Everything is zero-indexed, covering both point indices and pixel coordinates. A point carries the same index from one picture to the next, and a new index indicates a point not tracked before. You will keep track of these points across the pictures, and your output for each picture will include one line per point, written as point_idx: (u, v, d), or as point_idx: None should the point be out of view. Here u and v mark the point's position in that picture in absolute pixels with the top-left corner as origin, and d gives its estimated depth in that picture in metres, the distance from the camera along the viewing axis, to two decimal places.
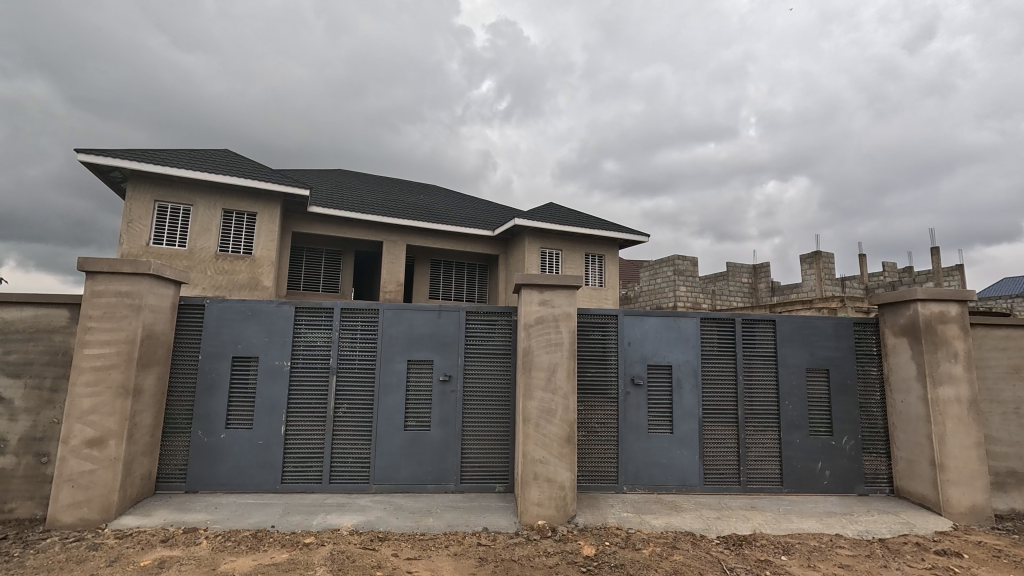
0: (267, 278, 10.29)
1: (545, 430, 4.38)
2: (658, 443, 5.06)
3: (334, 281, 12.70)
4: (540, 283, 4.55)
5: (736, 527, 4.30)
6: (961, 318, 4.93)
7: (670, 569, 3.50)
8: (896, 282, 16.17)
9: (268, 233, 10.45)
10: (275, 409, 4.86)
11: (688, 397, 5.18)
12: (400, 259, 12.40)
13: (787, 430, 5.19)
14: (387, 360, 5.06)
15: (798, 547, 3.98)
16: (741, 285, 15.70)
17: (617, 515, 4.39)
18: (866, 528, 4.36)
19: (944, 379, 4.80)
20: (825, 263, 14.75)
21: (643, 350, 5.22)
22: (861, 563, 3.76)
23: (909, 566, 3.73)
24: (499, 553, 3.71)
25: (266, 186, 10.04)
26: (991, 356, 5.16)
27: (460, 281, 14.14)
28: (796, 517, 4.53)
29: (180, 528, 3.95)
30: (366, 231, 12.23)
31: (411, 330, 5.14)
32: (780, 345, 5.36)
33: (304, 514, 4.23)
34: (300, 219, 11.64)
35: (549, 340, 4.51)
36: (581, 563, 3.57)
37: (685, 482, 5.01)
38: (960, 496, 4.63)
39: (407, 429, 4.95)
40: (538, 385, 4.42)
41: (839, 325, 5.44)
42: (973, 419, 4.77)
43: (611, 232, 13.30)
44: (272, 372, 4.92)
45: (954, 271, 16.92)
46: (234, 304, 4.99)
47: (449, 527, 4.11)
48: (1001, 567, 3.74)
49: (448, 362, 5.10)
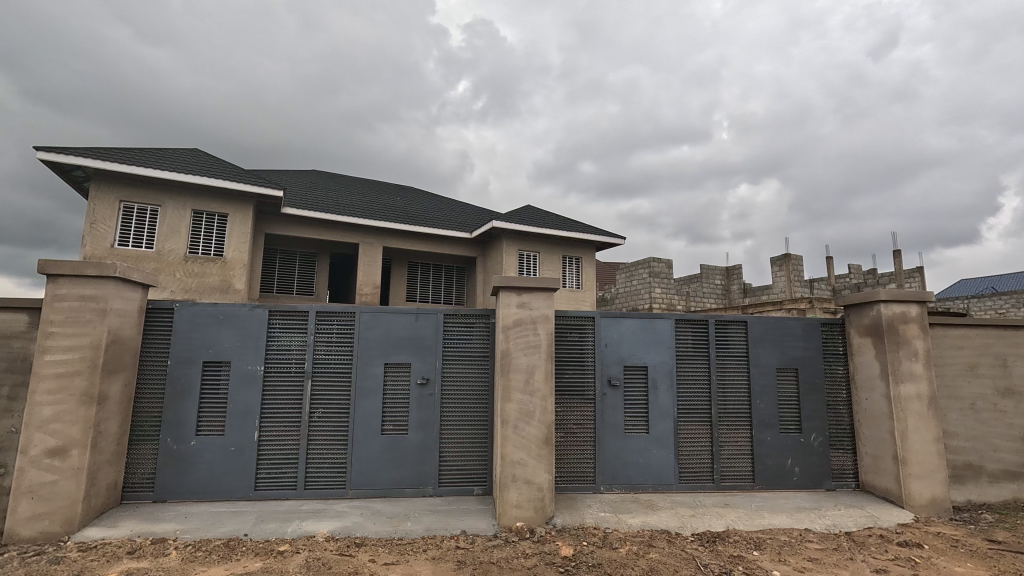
0: (239, 281, 10.08)
1: (523, 432, 4.39)
2: (635, 444, 5.13)
3: (309, 284, 12.50)
4: (517, 285, 4.57)
5: (710, 523, 4.40)
6: (921, 318, 5.14)
7: (646, 567, 3.56)
8: (861, 283, 16.78)
9: (240, 234, 10.22)
10: (248, 415, 4.76)
11: (663, 397, 5.26)
12: (376, 261, 12.26)
13: (759, 428, 5.33)
14: (364, 364, 5.01)
15: (769, 542, 4.09)
16: (714, 286, 16.07)
17: (595, 515, 4.44)
18: (834, 522, 4.51)
19: (905, 377, 5.00)
20: (794, 265, 15.23)
21: (619, 351, 5.29)
22: (829, 556, 3.88)
23: (874, 557, 3.86)
24: (477, 555, 3.71)
25: (237, 186, 9.82)
26: (950, 354, 5.39)
27: (438, 283, 14.08)
28: (767, 513, 4.65)
29: (147, 538, 3.83)
30: (342, 232, 12.06)
31: (388, 333, 5.10)
32: (752, 345, 5.51)
33: (278, 522, 4.16)
34: (274, 221, 11.41)
35: (527, 342, 4.53)
36: (559, 563, 3.59)
37: (661, 481, 5.09)
38: (921, 489, 4.83)
39: (385, 434, 4.91)
40: (516, 388, 4.44)
41: (808, 325, 5.62)
42: (932, 415, 4.98)
43: (588, 234, 13.45)
44: (245, 376, 4.82)
45: (914, 273, 17.59)
46: (206, 308, 4.88)
47: (427, 531, 4.09)
48: (958, 556, 3.91)
49: (426, 366, 5.07)
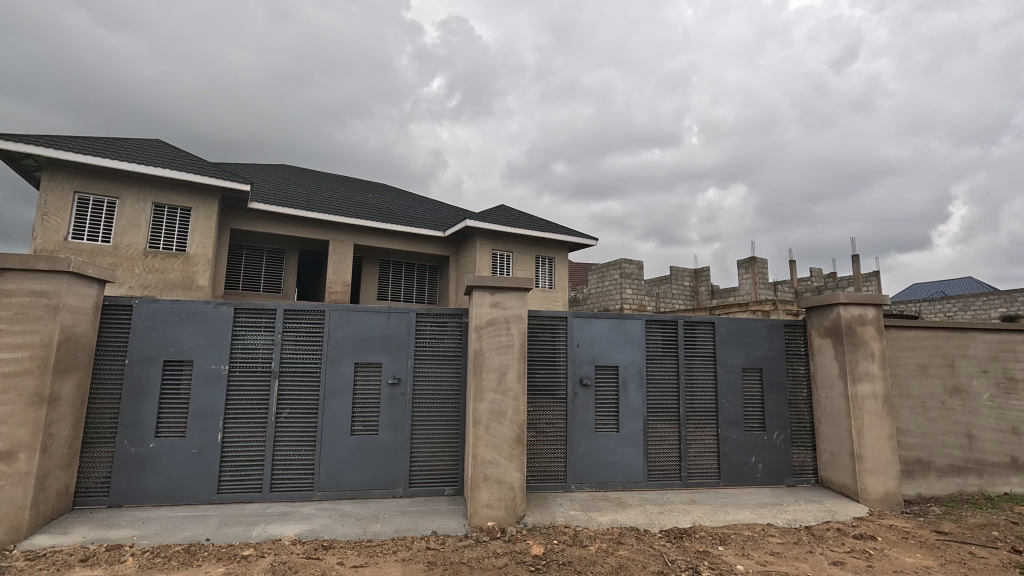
0: (202, 277, 9.75)
1: (495, 432, 4.39)
2: (605, 443, 5.19)
3: (276, 281, 12.19)
4: (491, 285, 4.57)
5: (677, 520, 4.49)
6: (877, 320, 5.37)
7: (615, 564, 3.61)
8: (822, 286, 17.41)
9: (204, 229, 9.88)
10: (211, 416, 4.61)
11: (633, 397, 5.34)
12: (346, 259, 12.05)
13: (725, 426, 5.47)
14: (334, 363, 4.92)
15: (733, 537, 4.20)
16: (683, 288, 16.41)
17: (565, 513, 4.48)
18: (794, 517, 4.67)
19: (862, 377, 5.21)
20: (759, 269, 15.70)
21: (591, 351, 5.35)
22: (790, 549, 4.01)
23: (832, 550, 4.01)
24: (448, 556, 3.69)
25: (202, 179, 9.49)
26: (903, 354, 5.65)
27: (410, 281, 13.93)
28: (731, 509, 4.77)
29: (102, 545, 3.66)
30: (311, 228, 11.80)
31: (359, 332, 5.02)
32: (719, 345, 5.65)
33: (242, 525, 4.04)
34: (240, 216, 11.08)
35: (500, 342, 4.53)
36: (530, 562, 3.60)
37: (630, 479, 5.17)
38: (876, 484, 5.05)
39: (354, 434, 4.83)
40: (488, 387, 4.43)
41: (772, 327, 5.80)
42: (886, 413, 5.21)
43: (561, 235, 13.55)
44: (208, 376, 4.67)
45: (871, 277, 18.35)
46: (167, 305, 4.70)
47: (397, 532, 4.05)
48: (909, 547, 4.10)
49: (397, 366, 5.01)
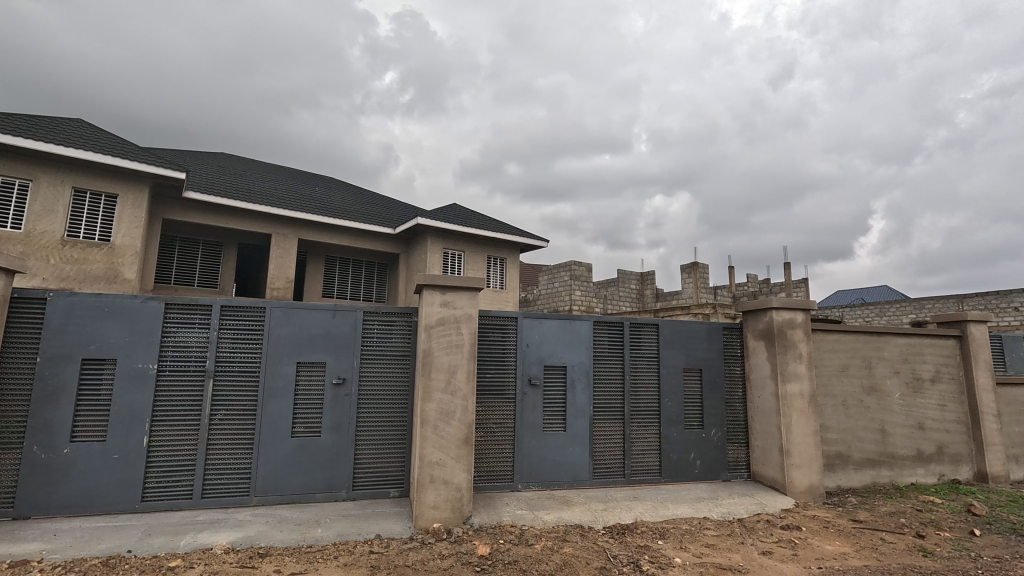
0: (129, 270, 9.08)
1: (443, 432, 4.35)
2: (552, 442, 5.26)
3: (213, 275, 11.54)
4: (441, 284, 4.52)
5: (620, 516, 4.61)
6: (805, 324, 5.74)
7: (560, 561, 3.66)
8: (757, 291, 18.43)
9: (131, 218, 9.20)
10: (136, 418, 4.30)
11: (580, 397, 5.45)
12: (290, 254, 11.58)
13: (666, 425, 5.68)
14: (274, 363, 4.71)
15: (672, 531, 4.36)
16: (629, 291, 16.90)
17: (512, 513, 4.50)
18: (728, 510, 4.91)
19: (791, 377, 5.56)
20: (700, 273, 16.41)
21: (540, 351, 5.40)
22: (724, 541, 4.22)
23: (761, 540, 4.25)
24: (392, 559, 3.62)
25: (130, 165, 8.82)
26: (827, 356, 6.07)
27: (358, 279, 13.57)
28: (671, 504, 4.96)
29: (3, 562, 3.33)
30: (253, 221, 11.25)
31: (302, 330, 4.83)
32: (662, 347, 5.85)
33: (169, 535, 3.79)
34: (173, 205, 10.40)
35: (450, 342, 4.49)
36: (475, 562, 3.59)
37: (576, 478, 5.27)
38: (801, 477, 5.39)
39: (295, 437, 4.65)
40: (437, 387, 4.38)
41: (711, 329, 6.08)
42: (812, 411, 5.57)
43: (512, 236, 13.61)
44: (133, 375, 4.35)
45: (800, 284, 19.60)
46: (87, 299, 4.34)
47: (339, 536, 3.93)
48: (829, 536, 4.41)
49: (342, 365, 4.87)
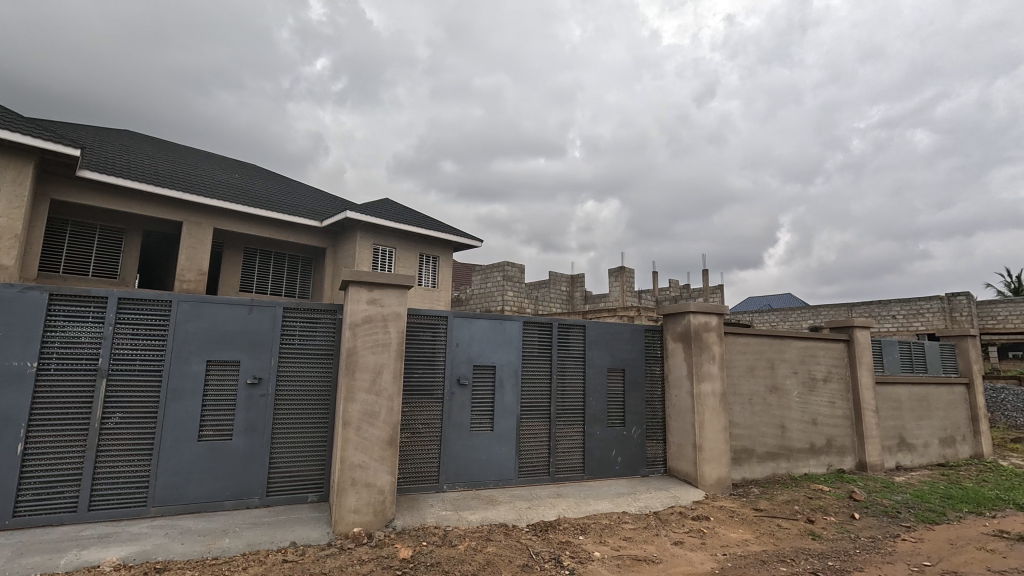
0: (6, 255, 8.02)
1: (366, 434, 4.21)
2: (479, 441, 5.26)
3: (111, 264, 10.46)
4: (368, 281, 4.38)
5: (544, 514, 4.70)
6: (719, 327, 6.14)
7: (483, 560, 3.66)
8: (677, 296, 19.50)
9: (11, 197, 8.12)
10: (9, 423, 3.80)
11: (508, 396, 5.49)
12: (204, 244, 10.75)
13: (590, 423, 5.86)
14: (180, 361, 4.35)
15: (593, 526, 4.51)
16: (559, 292, 17.27)
17: (436, 514, 4.45)
18: (645, 504, 5.15)
19: (705, 377, 5.92)
20: (627, 277, 17.10)
21: (469, 351, 5.38)
22: (640, 533, 4.42)
23: (674, 532, 4.50)
24: (307, 567, 3.45)
25: (10, 136, 7.77)
26: (737, 358, 6.53)
27: (280, 273, 12.85)
28: (592, 499, 5.13)
29: None
30: (161, 207, 10.32)
31: (213, 326, 4.50)
32: (589, 347, 6.03)
33: (47, 553, 3.38)
34: (64, 185, 9.31)
35: (376, 340, 4.36)
36: (396, 566, 3.51)
37: (502, 477, 5.30)
38: (711, 471, 5.77)
39: (202, 441, 4.31)
40: (361, 388, 4.24)
41: (634, 331, 6.35)
42: (722, 408, 5.98)
43: (446, 234, 13.48)
44: (6, 374, 3.84)
45: (716, 290, 20.97)
46: None
47: (249, 546, 3.69)
48: (734, 524, 4.75)
49: (258, 364, 4.58)
